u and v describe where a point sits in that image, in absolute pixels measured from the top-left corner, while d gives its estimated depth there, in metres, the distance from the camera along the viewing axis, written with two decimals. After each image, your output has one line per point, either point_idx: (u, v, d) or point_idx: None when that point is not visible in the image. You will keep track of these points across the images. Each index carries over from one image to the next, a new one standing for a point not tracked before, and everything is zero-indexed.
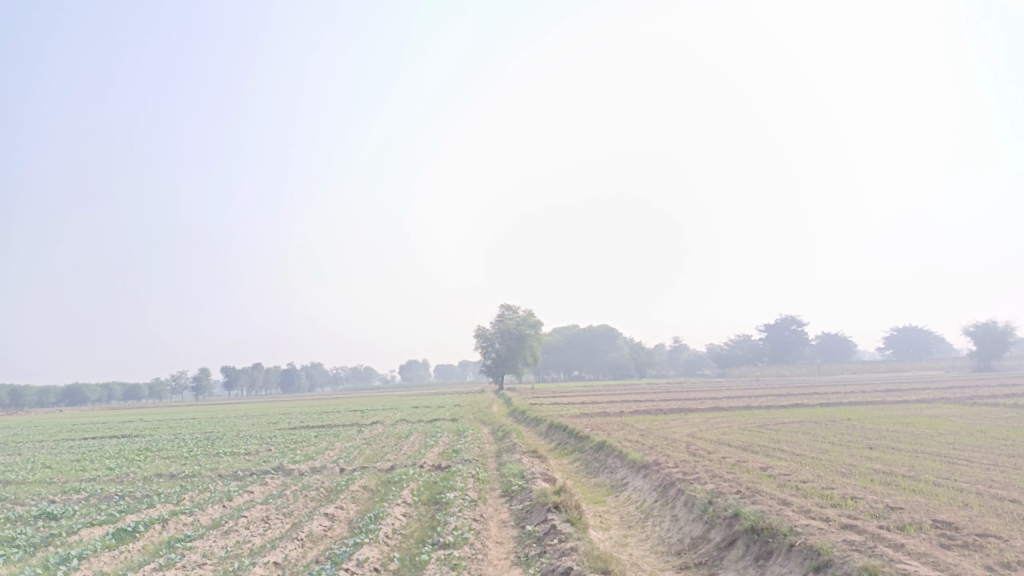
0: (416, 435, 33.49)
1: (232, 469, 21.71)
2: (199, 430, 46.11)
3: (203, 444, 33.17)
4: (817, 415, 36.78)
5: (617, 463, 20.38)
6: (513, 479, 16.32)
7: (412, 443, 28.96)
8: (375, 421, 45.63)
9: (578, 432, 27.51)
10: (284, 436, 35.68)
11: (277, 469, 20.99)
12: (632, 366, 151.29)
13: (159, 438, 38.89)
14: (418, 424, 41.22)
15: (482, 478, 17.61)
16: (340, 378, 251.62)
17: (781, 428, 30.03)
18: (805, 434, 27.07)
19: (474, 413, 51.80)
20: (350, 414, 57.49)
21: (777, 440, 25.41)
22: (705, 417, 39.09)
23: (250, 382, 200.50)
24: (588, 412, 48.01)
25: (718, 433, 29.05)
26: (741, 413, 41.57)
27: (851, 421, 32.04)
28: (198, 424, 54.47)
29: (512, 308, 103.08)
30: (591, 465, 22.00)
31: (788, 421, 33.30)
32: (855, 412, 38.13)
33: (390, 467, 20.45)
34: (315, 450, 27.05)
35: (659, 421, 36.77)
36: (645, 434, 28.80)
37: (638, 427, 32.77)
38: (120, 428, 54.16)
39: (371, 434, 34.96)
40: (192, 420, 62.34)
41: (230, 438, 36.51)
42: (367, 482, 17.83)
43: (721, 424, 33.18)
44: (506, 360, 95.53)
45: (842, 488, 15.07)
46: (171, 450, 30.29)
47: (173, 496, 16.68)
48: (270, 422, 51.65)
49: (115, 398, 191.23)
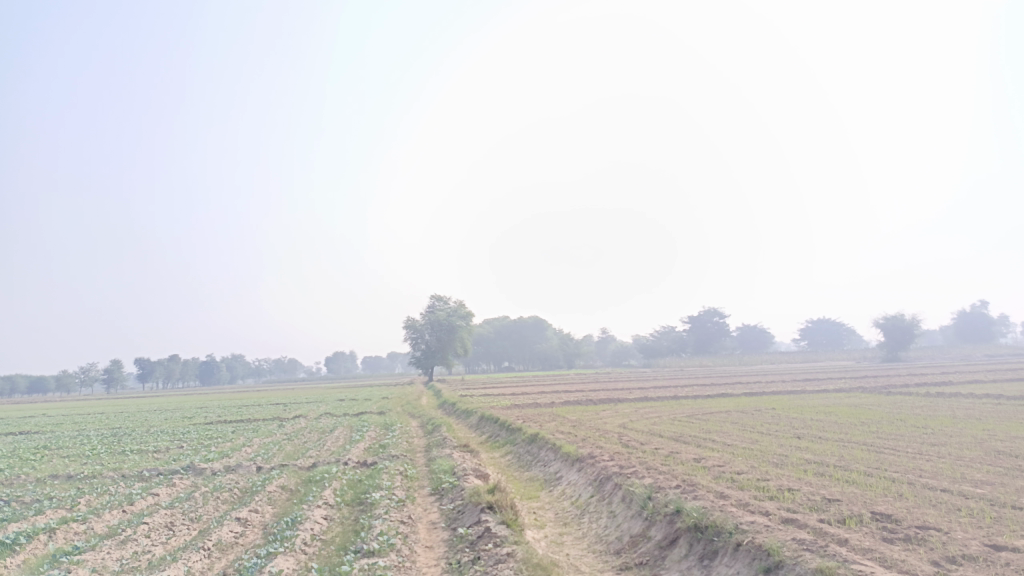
0: (341, 429, 32.21)
1: (138, 469, 20.01)
2: (106, 427, 43.17)
3: (108, 441, 30.91)
4: (743, 404, 37.40)
5: (550, 456, 19.86)
6: (443, 476, 15.51)
7: (337, 438, 27.74)
8: (298, 415, 43.87)
9: (509, 424, 26.92)
10: (200, 432, 33.74)
11: (189, 469, 19.51)
12: (561, 357, 152.36)
13: (60, 435, 36.18)
14: (344, 418, 39.85)
15: (411, 475, 16.72)
16: (263, 370, 244.41)
17: (710, 418, 30.26)
18: (734, 424, 27.26)
19: (402, 405, 50.61)
20: (272, 408, 55.44)
21: (708, 430, 25.45)
22: (634, 407, 39.17)
23: (167, 374, 192.14)
24: (518, 403, 47.62)
25: (649, 424, 29.01)
26: (670, 403, 41.91)
27: (776, 410, 32.61)
28: (107, 419, 51.33)
29: (442, 299, 101.93)
30: (523, 459, 21.42)
31: (716, 411, 33.65)
32: (779, 402, 38.95)
33: (312, 465, 19.26)
34: (232, 446, 25.50)
35: (589, 411, 36.60)
36: (577, 425, 28.46)
37: (570, 418, 32.43)
38: (18, 424, 50.47)
39: (294, 429, 33.43)
40: (100, 415, 58.68)
41: (140, 434, 34.29)
42: (286, 482, 16.68)
43: (651, 415, 33.21)
44: (435, 351, 94.34)
45: (778, 480, 14.88)
46: (71, 448, 28.03)
47: (65, 501, 15.06)
48: (186, 416, 49.12)
49: (18, 391, 180.06)
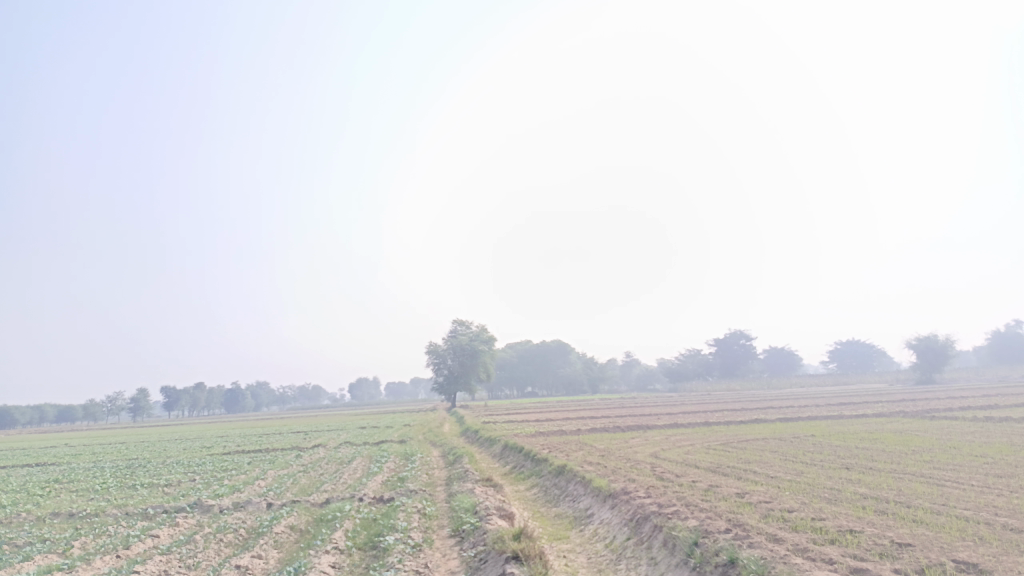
0: (360, 459, 30.99)
1: (143, 506, 18.90)
2: (124, 457, 42.40)
3: (122, 473, 29.93)
4: (779, 431, 35.59)
5: (579, 490, 18.52)
6: (465, 516, 14.22)
7: (355, 470, 26.56)
8: (317, 445, 42.86)
9: (535, 455, 25.59)
10: (215, 463, 32.72)
11: (196, 505, 18.37)
12: (585, 382, 150.19)
13: (76, 467, 35.32)
14: (365, 447, 38.68)
15: (430, 513, 15.45)
16: (287, 397, 244.69)
17: (746, 446, 28.62)
18: (774, 453, 25.60)
19: (424, 433, 49.23)
20: (292, 436, 54.45)
21: (746, 460, 23.88)
22: (665, 435, 37.52)
23: (192, 403, 192.76)
24: (543, 431, 46.11)
25: (682, 453, 27.48)
26: (702, 429, 40.20)
27: (816, 437, 30.85)
28: (126, 449, 50.63)
29: (464, 324, 100.89)
30: (551, 493, 20.11)
31: (751, 438, 31.97)
32: (817, 427, 37.02)
33: (325, 502, 18.01)
34: (246, 479, 24.39)
35: (618, 439, 35.06)
36: (606, 455, 27.02)
37: (598, 447, 30.93)
38: (37, 454, 49.93)
39: (312, 459, 32.30)
40: (120, 445, 58.03)
41: (155, 466, 33.36)
42: (296, 521, 15.50)
43: (684, 443, 31.58)
44: (458, 376, 93.10)
45: (835, 519, 13.41)
46: (82, 481, 27.08)
47: (58, 544, 13.94)
48: (205, 446, 48.16)
49: (46, 420, 181.73)
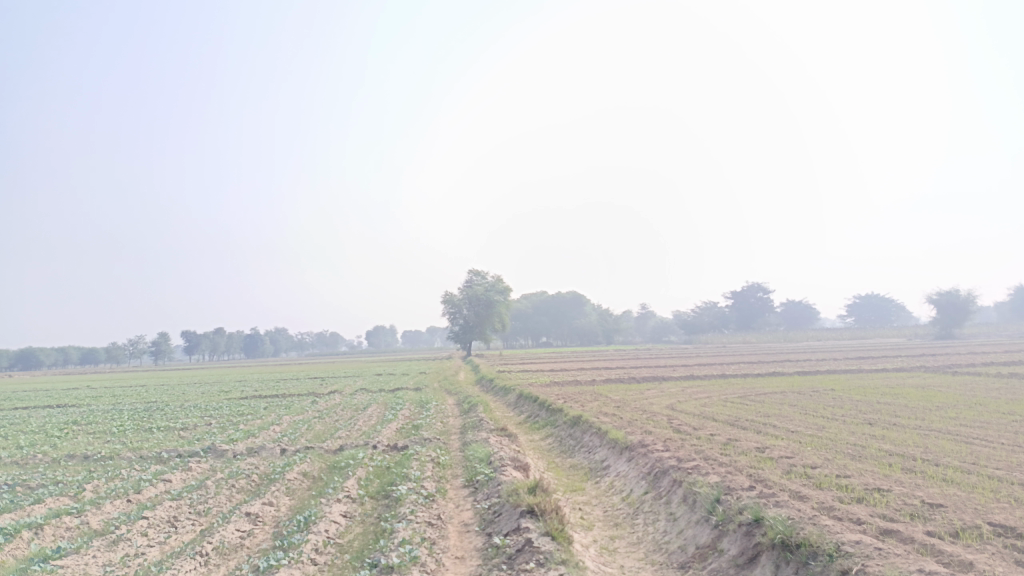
0: (374, 406, 30.98)
1: (157, 450, 18.86)
2: (144, 400, 42.89)
3: (139, 416, 30.16)
4: (798, 384, 35.16)
5: (595, 442, 18.23)
6: (479, 466, 13.93)
7: (369, 416, 26.49)
8: (333, 391, 43.06)
9: (550, 404, 25.35)
10: (231, 408, 32.88)
11: (209, 450, 18.30)
12: (600, 332, 150.22)
13: (95, 409, 35.70)
14: (380, 394, 38.76)
15: (444, 463, 15.20)
16: (305, 344, 247.54)
17: (765, 399, 28.19)
18: (793, 407, 25.16)
19: (439, 381, 49.43)
20: (308, 382, 54.89)
21: (765, 414, 23.46)
22: (680, 387, 37.20)
23: (212, 348, 195.71)
24: (558, 380, 46.03)
25: (699, 405, 27.13)
26: (719, 382, 39.84)
27: (836, 392, 30.35)
28: (146, 392, 51.27)
29: (480, 274, 100.63)
30: (566, 443, 19.87)
31: (769, 392, 31.57)
32: (836, 381, 36.55)
33: (339, 449, 17.85)
34: (261, 425, 24.37)
35: (633, 391, 34.82)
36: (621, 406, 26.75)
37: (614, 398, 30.66)
38: (59, 396, 50.72)
39: (327, 406, 32.34)
40: (140, 388, 58.83)
41: (172, 409, 33.59)
42: (309, 468, 15.33)
43: (700, 395, 31.24)
44: (474, 325, 93.26)
45: (861, 478, 12.96)
46: (99, 424, 27.27)
47: (70, 487, 13.84)
48: (221, 390, 48.62)
49: (71, 363, 185.38)
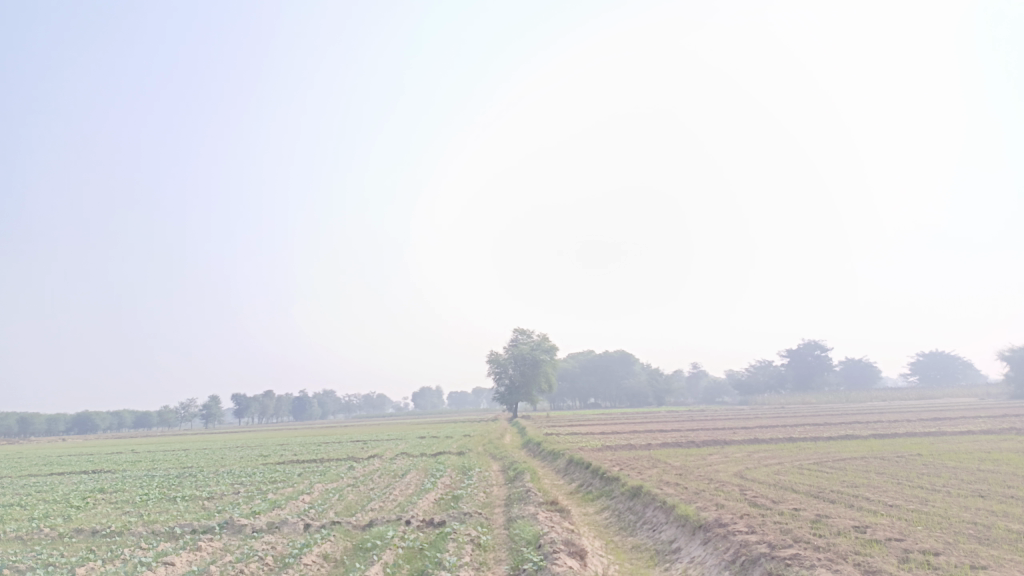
0: (413, 473, 28.90)
1: (171, 523, 17.13)
2: (180, 465, 41.50)
3: (169, 483, 28.64)
4: (878, 448, 31.97)
5: (660, 518, 15.93)
6: (526, 550, 11.79)
7: (407, 484, 24.40)
8: (373, 455, 41.19)
9: (604, 472, 23.01)
10: (265, 473, 31.26)
11: (226, 524, 16.46)
12: (650, 394, 145.47)
13: (129, 475, 34.44)
14: (421, 459, 36.69)
15: (486, 545, 13.08)
16: (353, 407, 247.18)
17: (844, 466, 25.34)
18: (882, 476, 22.23)
19: (484, 444, 47.16)
20: (350, 446, 53.21)
21: (852, 484, 20.66)
22: (746, 451, 34.25)
23: (262, 411, 196.53)
24: (610, 444, 43.30)
25: (771, 473, 24.41)
26: (786, 445, 36.78)
27: (924, 457, 27.23)
28: (186, 457, 50.17)
29: (526, 333, 98.75)
30: (624, 519, 17.56)
31: (848, 457, 28.54)
32: (920, 445, 33.13)
33: (369, 524, 15.86)
34: (289, 494, 22.55)
35: (694, 456, 32.05)
36: (684, 474, 24.24)
37: (674, 464, 28.04)
38: (99, 461, 49.86)
39: (365, 472, 30.43)
40: (180, 451, 57.70)
41: (205, 475, 32.09)
42: (331, 550, 13.36)
43: (770, 461, 28.38)
44: (520, 386, 90.81)
45: (1005, 570, 10.36)
46: (125, 491, 25.81)
47: (58, 571, 12.14)
48: (261, 455, 47.11)
49: (125, 426, 188.09)
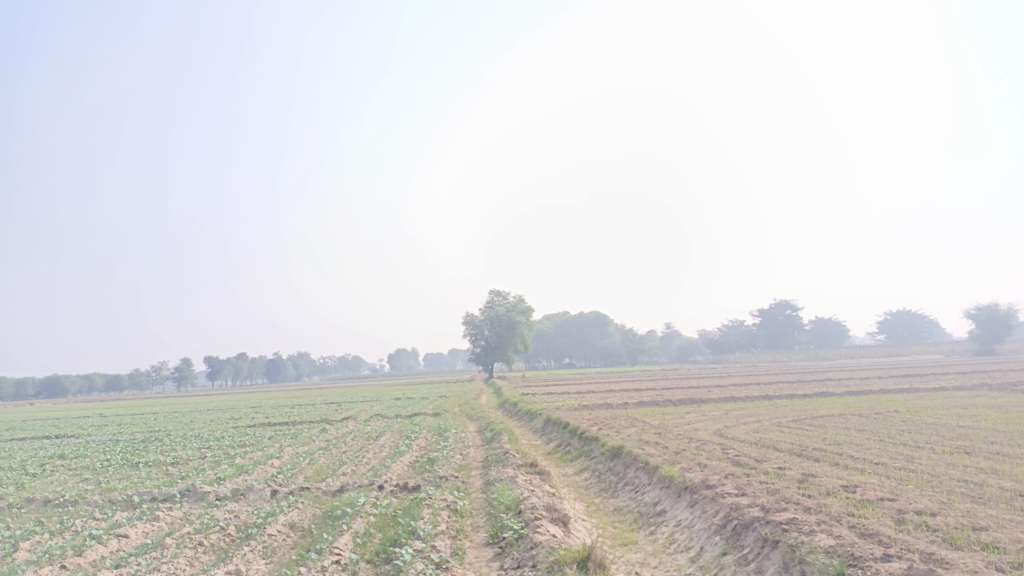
0: (387, 435, 28.16)
1: (129, 491, 16.21)
2: (147, 429, 40.33)
3: (133, 449, 27.58)
4: (854, 405, 31.94)
5: (643, 479, 15.39)
6: (505, 517, 11.10)
7: (381, 447, 23.65)
8: (347, 417, 40.43)
9: (582, 432, 22.48)
10: (234, 437, 30.34)
11: (188, 492, 15.58)
12: (624, 354, 146.42)
13: (92, 439, 33.29)
14: (396, 420, 36.00)
15: (462, 511, 12.38)
16: (327, 368, 246.34)
17: (823, 424, 25.12)
18: (863, 433, 21.96)
19: (460, 405, 46.65)
20: (324, 408, 52.32)
21: (834, 442, 20.32)
22: (723, 409, 34.05)
23: (235, 373, 194.78)
24: (587, 404, 43.04)
25: (751, 431, 24.09)
26: (762, 403, 36.68)
27: (902, 414, 27.15)
28: (154, 420, 49.09)
29: (501, 294, 98.03)
30: (605, 480, 17.04)
31: (825, 415, 28.39)
32: (896, 402, 33.17)
33: (339, 490, 15.10)
34: (257, 458, 21.68)
35: (672, 415, 31.73)
36: (664, 433, 23.84)
37: (652, 424, 27.67)
38: (63, 425, 48.48)
39: (337, 434, 29.61)
40: (149, 415, 56.49)
41: (171, 440, 31.10)
42: (298, 519, 12.56)
43: (749, 419, 28.10)
44: (495, 347, 90.38)
45: (1006, 531, 9.89)
46: (85, 457, 24.73)
47: (1, 546, 11.21)
48: (231, 418, 46.14)
49: (96, 390, 185.53)
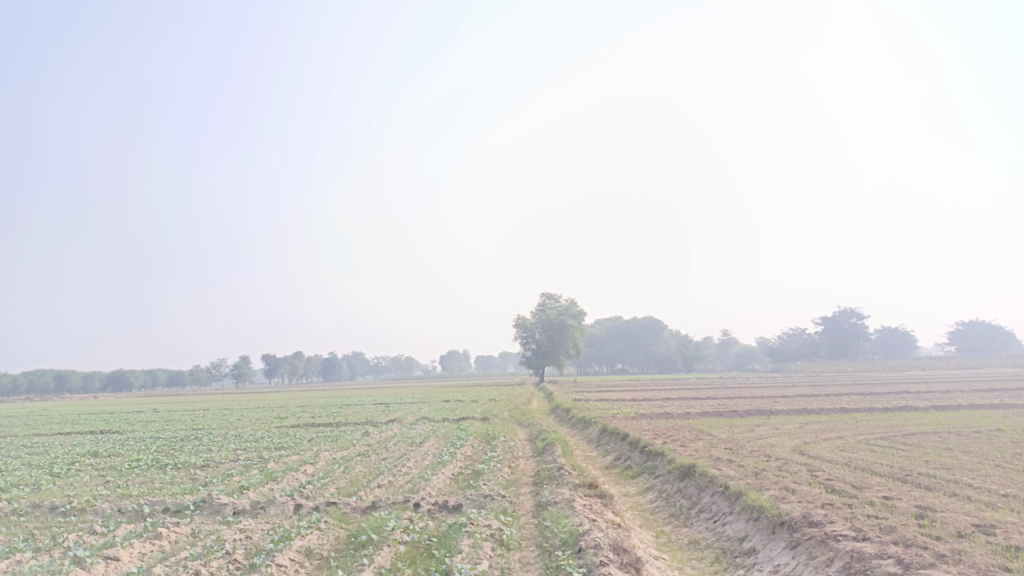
0: (432, 441, 26.29)
1: (142, 499, 14.63)
2: (192, 426, 39.43)
3: (168, 447, 26.39)
4: (947, 422, 28.71)
5: (723, 506, 13.06)
6: (563, 557, 8.98)
7: (424, 454, 21.76)
8: (393, 419, 38.92)
9: (643, 445, 20.14)
10: (273, 438, 28.95)
11: (204, 504, 13.83)
12: (679, 360, 142.24)
13: (133, 436, 32.44)
14: (442, 425, 34.20)
15: (510, 543, 10.33)
16: (380, 368, 248.25)
17: (918, 443, 22.22)
18: (972, 456, 18.97)
19: (510, 409, 44.85)
20: (372, 409, 51.10)
21: (941, 466, 17.47)
22: (797, 422, 31.12)
23: (291, 372, 197.21)
24: (644, 412, 40.49)
25: (836, 449, 21.38)
26: (840, 417, 33.57)
27: (1009, 434, 23.94)
28: (203, 417, 48.68)
29: (553, 297, 95.77)
30: (676, 504, 14.78)
31: (917, 431, 25.26)
32: (994, 420, 29.69)
33: (370, 507, 13.20)
34: (288, 464, 20.03)
35: (741, 427, 29.00)
36: (736, 448, 21.35)
37: (720, 437, 25.05)
38: (113, 420, 48.25)
39: (379, 438, 27.92)
40: (199, 412, 56.19)
41: (210, 439, 29.96)
42: (317, 544, 10.68)
43: (830, 435, 25.31)
44: (547, 351, 88.18)
45: None
46: (118, 457, 23.54)
47: None
48: (277, 417, 45.18)
49: (158, 384, 190.75)
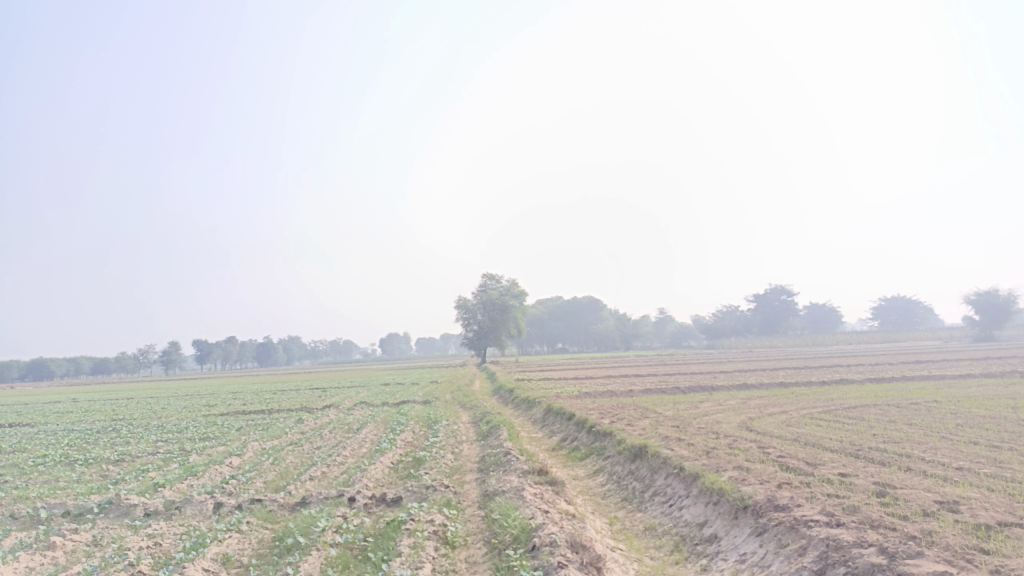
0: (370, 427, 25.02)
1: (38, 502, 13.02)
2: (113, 417, 37.00)
3: (81, 441, 24.37)
4: (884, 394, 29.05)
5: (680, 490, 12.34)
6: (515, 557, 8.02)
7: (360, 441, 20.53)
8: (330, 405, 37.38)
9: (591, 425, 19.37)
10: (199, 427, 27.19)
11: (111, 505, 12.32)
12: (618, 338, 143.78)
13: (44, 429, 30.05)
14: (381, 409, 32.96)
15: (454, 540, 9.34)
16: (318, 352, 243.17)
17: (863, 417, 22.17)
18: (917, 429, 18.91)
19: (452, 391, 43.82)
20: (308, 394, 49.37)
21: (889, 440, 17.26)
22: (740, 398, 31.10)
23: (224, 356, 190.93)
24: (587, 390, 40.08)
25: (783, 425, 21.08)
26: (781, 391, 33.78)
27: (946, 405, 24.23)
28: (127, 407, 46.00)
29: (494, 278, 94.89)
30: (628, 487, 14.02)
31: (859, 405, 25.35)
32: (928, 390, 30.26)
33: (301, 503, 12.01)
34: (212, 456, 18.48)
35: (685, 404, 28.71)
36: (684, 427, 20.83)
37: (666, 415, 24.63)
38: (26, 411, 45.11)
39: (315, 425, 26.53)
40: (123, 401, 53.32)
41: (131, 430, 27.94)
42: (237, 550, 9.45)
43: (775, 410, 25.18)
44: (488, 331, 87.43)
45: None
46: (23, 453, 21.52)
47: None
48: (207, 404, 43.09)
49: (82, 372, 182.27)
